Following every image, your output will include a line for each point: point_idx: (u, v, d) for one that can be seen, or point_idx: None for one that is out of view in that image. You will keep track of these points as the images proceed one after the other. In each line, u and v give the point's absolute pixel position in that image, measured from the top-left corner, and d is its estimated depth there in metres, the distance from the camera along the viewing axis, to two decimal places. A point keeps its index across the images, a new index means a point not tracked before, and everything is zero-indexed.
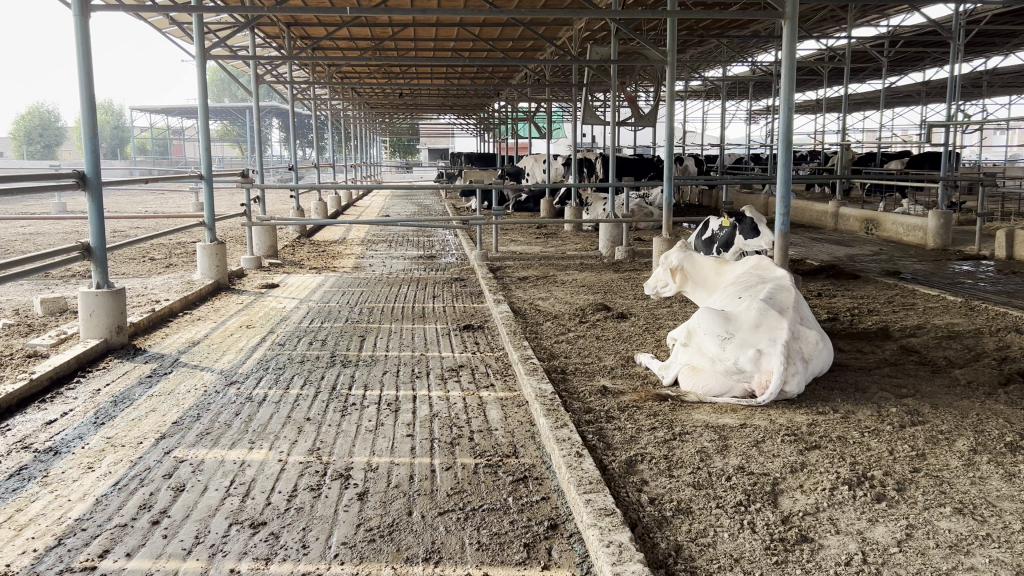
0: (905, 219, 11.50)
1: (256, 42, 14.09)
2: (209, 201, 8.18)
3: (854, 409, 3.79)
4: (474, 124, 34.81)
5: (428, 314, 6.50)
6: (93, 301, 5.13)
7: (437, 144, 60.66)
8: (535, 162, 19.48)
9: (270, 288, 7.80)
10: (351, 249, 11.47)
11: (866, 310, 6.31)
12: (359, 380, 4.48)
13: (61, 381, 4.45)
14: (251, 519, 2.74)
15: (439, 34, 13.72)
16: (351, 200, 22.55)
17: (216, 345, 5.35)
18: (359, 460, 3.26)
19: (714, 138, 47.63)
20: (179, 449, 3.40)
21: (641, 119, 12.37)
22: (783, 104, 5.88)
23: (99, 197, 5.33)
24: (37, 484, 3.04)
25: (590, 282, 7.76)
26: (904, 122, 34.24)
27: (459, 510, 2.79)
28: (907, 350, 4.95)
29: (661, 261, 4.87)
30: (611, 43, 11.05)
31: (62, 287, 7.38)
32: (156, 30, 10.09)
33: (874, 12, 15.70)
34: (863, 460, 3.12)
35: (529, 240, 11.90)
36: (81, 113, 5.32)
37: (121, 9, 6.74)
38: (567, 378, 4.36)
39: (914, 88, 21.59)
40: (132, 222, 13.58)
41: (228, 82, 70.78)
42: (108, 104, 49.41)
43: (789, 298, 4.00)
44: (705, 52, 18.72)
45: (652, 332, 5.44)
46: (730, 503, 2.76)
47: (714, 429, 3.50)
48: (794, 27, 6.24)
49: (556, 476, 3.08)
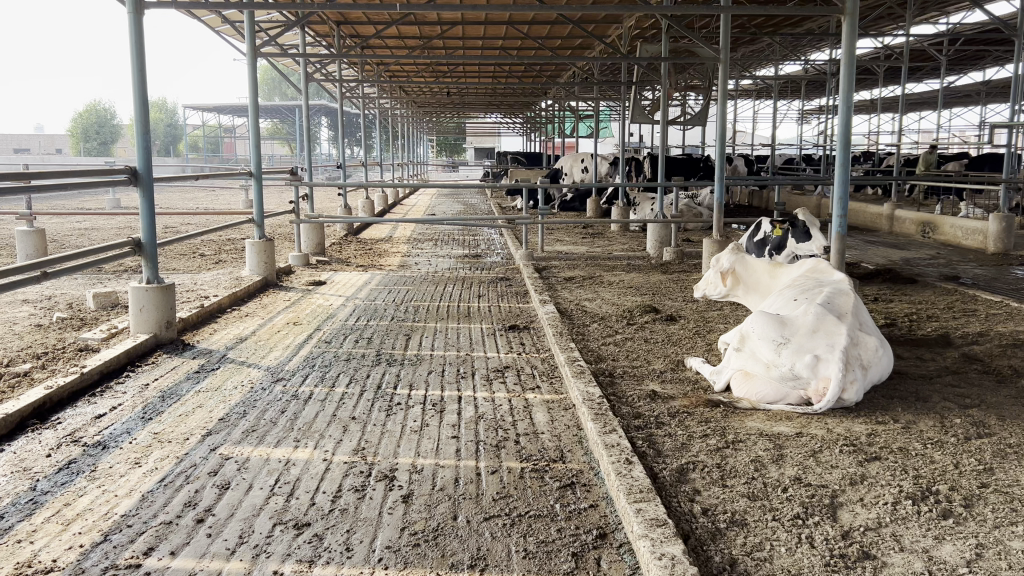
0: (964, 223, 11.16)
1: (307, 40, 14.16)
2: (258, 198, 8.21)
3: (915, 419, 3.64)
4: (521, 123, 34.77)
5: (474, 314, 6.44)
6: (142, 296, 5.16)
7: (483, 143, 60.88)
8: (574, 161, 19.29)
9: (317, 286, 7.82)
10: (396, 247, 11.48)
11: (924, 315, 6.11)
12: (404, 379, 4.43)
13: (111, 375, 4.49)
14: (295, 519, 2.71)
15: (488, 32, 13.70)
16: (398, 199, 22.65)
17: (264, 342, 5.37)
18: (404, 461, 3.22)
19: (765, 138, 47.00)
20: (225, 446, 3.39)
21: (690, 118, 12.17)
22: (842, 104, 5.69)
23: (150, 193, 5.37)
24: (86, 478, 3.05)
25: (639, 284, 7.64)
26: (963, 123, 33.41)
27: (505, 517, 2.73)
28: (970, 358, 4.76)
29: (711, 265, 4.77)
30: (662, 41, 10.89)
31: (114, 282, 7.48)
32: (209, 28, 10.17)
33: (933, 9, 15.27)
34: (927, 473, 2.98)
35: (574, 240, 11.79)
36: (135, 110, 5.37)
37: (174, 6, 6.81)
38: (615, 381, 4.26)
39: (973, 88, 20.98)
40: (183, 219, 13.78)
41: (280, 81, 71.71)
42: (162, 103, 50.42)
43: (848, 304, 3.87)
44: (756, 51, 18.45)
45: (703, 336, 5.32)
46: (787, 515, 2.65)
47: (769, 438, 3.39)
48: (854, 24, 6.05)
49: (605, 483, 3.00)
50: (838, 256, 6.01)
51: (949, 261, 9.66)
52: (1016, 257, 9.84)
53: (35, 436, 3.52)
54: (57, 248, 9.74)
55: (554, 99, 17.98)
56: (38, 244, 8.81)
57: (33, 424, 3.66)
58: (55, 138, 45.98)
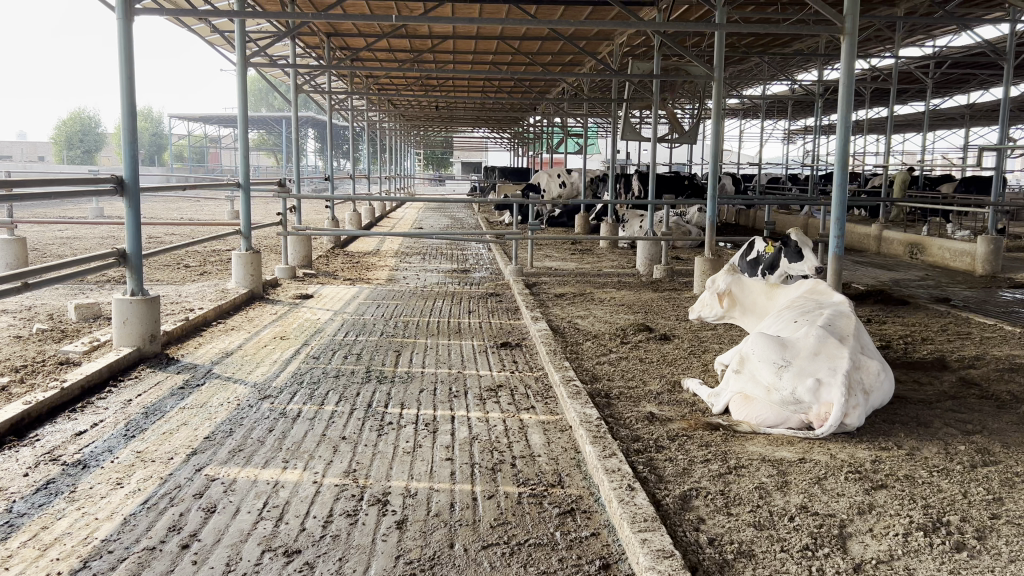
0: (953, 244, 11.15)
1: (297, 52, 14.10)
2: (246, 209, 8.08)
3: (919, 445, 3.57)
4: (509, 138, 34.87)
5: (464, 330, 6.34)
6: (127, 309, 5.03)
7: (471, 158, 61.01)
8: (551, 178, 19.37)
9: (305, 299, 7.71)
10: (384, 261, 11.36)
11: (920, 338, 6.05)
12: (395, 398, 4.31)
13: (93, 390, 4.35)
14: (285, 546, 2.60)
15: (479, 46, 13.70)
16: (385, 212, 22.58)
17: (250, 357, 5.25)
18: (397, 485, 3.10)
19: (751, 157, 47.46)
20: (211, 466, 3.27)
21: (680, 135, 12.14)
22: (841, 126, 5.65)
23: (137, 203, 5.22)
24: (64, 500, 2.92)
25: (630, 301, 7.57)
26: (946, 144, 33.91)
27: (504, 545, 2.62)
28: (968, 383, 4.70)
29: (708, 286, 4.71)
30: (654, 58, 10.87)
31: (96, 294, 7.33)
32: (198, 37, 10.08)
33: (922, 32, 15.37)
34: (935, 503, 2.91)
35: (564, 256, 11.72)
36: (122, 119, 5.23)
37: (163, 13, 6.71)
38: (611, 403, 4.16)
39: (959, 110, 21.17)
40: (168, 230, 13.64)
41: (266, 92, 71.79)
42: (147, 111, 50.20)
43: (850, 326, 3.79)
44: (746, 70, 18.55)
45: (697, 356, 5.24)
46: (796, 546, 2.57)
47: (772, 464, 3.31)
48: (852, 42, 6.03)
49: (606, 510, 2.90)
50: (835, 275, 5.94)
51: (938, 282, 9.66)
52: (1005, 280, 9.83)
53: (12, 454, 3.38)
54: (39, 258, 9.56)
55: (544, 114, 17.98)
56: (18, 252, 8.63)
57: (11, 441, 3.52)
58: (39, 146, 45.67)
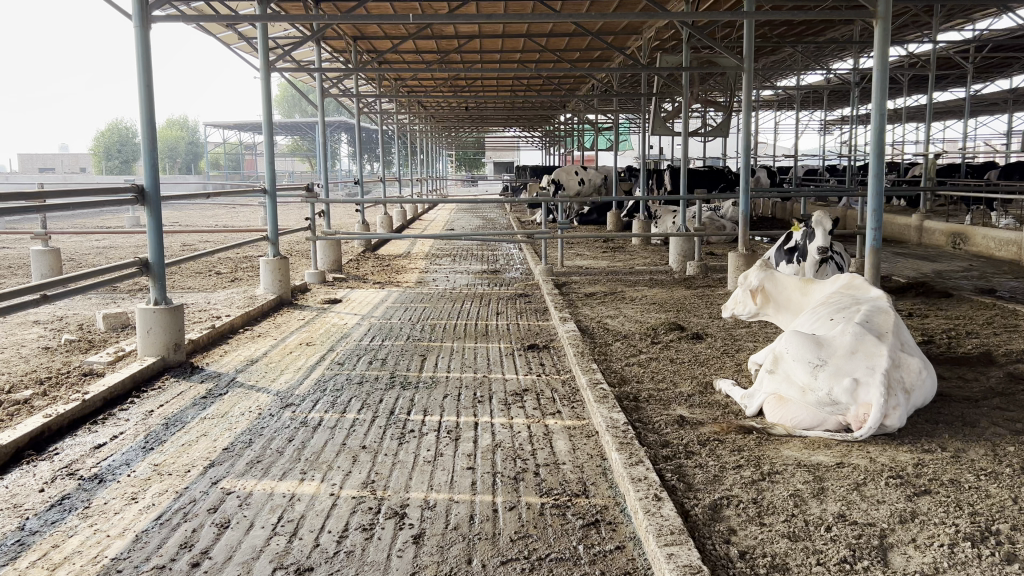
0: (997, 233, 10.79)
1: (326, 56, 14.14)
2: (273, 216, 8.05)
3: (964, 447, 3.39)
4: (540, 137, 34.76)
5: (491, 332, 6.24)
6: (150, 318, 5.00)
7: (503, 158, 61.00)
8: (570, 174, 18.94)
9: (333, 304, 7.64)
10: (415, 263, 11.27)
11: (964, 332, 5.82)
12: (418, 405, 4.21)
13: (114, 402, 4.31)
14: (298, 563, 2.51)
15: (506, 44, 13.62)
16: (417, 215, 22.57)
17: (275, 364, 5.18)
18: (415, 497, 3.01)
19: (787, 150, 46.84)
20: (227, 479, 3.20)
21: (711, 128, 11.93)
22: (875, 115, 5.44)
23: (159, 213, 5.17)
24: (77, 517, 2.86)
25: (662, 299, 7.41)
26: (989, 131, 33.10)
27: (524, 561, 2.51)
28: (1016, 378, 4.48)
29: (740, 282, 4.46)
30: (683, 51, 10.66)
31: (125, 303, 7.33)
32: (225, 45, 10.12)
33: (960, 16, 14.96)
34: (984, 510, 2.73)
35: (594, 255, 11.56)
36: (142, 127, 5.20)
37: (188, 20, 6.73)
38: (640, 407, 4.02)
39: (1000, 95, 20.64)
40: (201, 237, 13.69)
41: (299, 98, 72.36)
42: (183, 121, 50.87)
43: (889, 322, 3.59)
44: (780, 61, 18.27)
45: (731, 356, 5.08)
46: (833, 559, 2.42)
47: (808, 469, 3.15)
48: (885, 28, 5.81)
49: (633, 521, 2.77)
50: (872, 270, 5.74)
51: (983, 272, 9.35)
52: None
53: (29, 469, 3.35)
54: (71, 268, 9.62)
55: (574, 111, 17.86)
56: (52, 262, 8.68)
57: (29, 455, 3.48)
58: (80, 158, 46.47)
